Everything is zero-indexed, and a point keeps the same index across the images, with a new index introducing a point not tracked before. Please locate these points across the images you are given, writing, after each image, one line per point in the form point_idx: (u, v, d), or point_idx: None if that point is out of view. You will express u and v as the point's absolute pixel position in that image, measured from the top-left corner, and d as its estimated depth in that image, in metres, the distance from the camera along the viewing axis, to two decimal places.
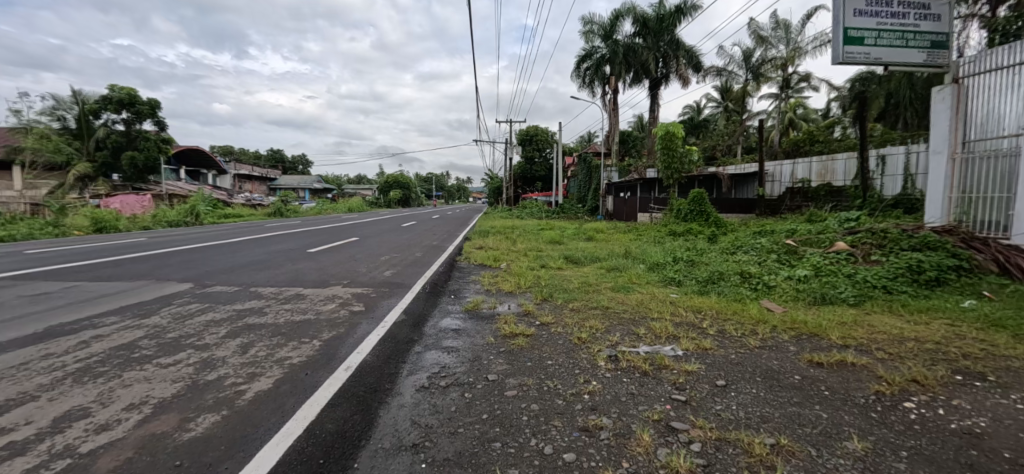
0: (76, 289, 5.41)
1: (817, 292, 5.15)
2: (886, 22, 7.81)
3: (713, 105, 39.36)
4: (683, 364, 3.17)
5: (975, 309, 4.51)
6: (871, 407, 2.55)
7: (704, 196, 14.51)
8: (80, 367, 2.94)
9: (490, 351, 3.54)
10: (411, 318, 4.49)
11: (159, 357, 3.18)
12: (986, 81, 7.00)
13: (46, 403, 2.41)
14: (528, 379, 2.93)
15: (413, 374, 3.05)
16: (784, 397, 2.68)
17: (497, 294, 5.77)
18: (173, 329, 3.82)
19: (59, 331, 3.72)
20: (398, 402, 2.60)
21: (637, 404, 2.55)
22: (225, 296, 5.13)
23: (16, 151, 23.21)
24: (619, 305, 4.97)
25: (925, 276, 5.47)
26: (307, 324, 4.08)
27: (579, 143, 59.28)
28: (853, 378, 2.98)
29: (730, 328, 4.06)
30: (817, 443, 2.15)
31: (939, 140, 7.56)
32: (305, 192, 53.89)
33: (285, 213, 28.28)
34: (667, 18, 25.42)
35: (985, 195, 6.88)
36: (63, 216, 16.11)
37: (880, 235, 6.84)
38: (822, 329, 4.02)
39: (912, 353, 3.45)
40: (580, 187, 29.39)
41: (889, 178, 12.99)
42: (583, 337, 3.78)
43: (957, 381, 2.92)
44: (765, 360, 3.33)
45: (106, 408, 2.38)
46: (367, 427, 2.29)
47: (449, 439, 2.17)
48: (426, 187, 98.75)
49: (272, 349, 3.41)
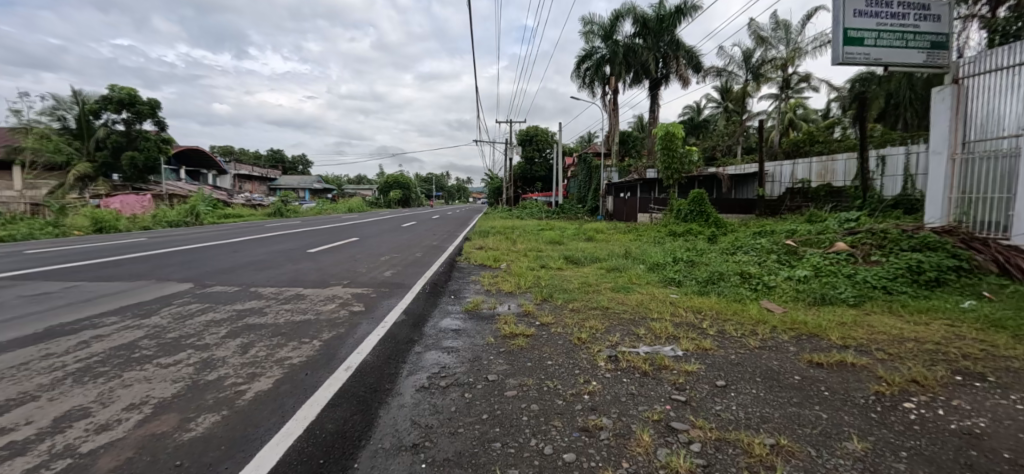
0: (76, 289, 5.41)
1: (817, 293, 5.16)
2: (885, 23, 7.81)
3: (713, 105, 39.37)
4: (683, 364, 3.17)
5: (975, 310, 4.52)
6: (871, 408, 2.55)
7: (704, 197, 14.52)
8: (80, 367, 2.93)
9: (490, 351, 3.54)
10: (412, 318, 4.50)
11: (160, 356, 3.18)
12: (986, 82, 7.01)
13: (46, 403, 2.41)
14: (528, 379, 2.94)
15: (413, 374, 3.05)
16: (784, 398, 2.68)
17: (497, 294, 5.77)
18: (174, 329, 3.82)
19: (59, 331, 3.72)
20: (398, 402, 2.60)
21: (637, 404, 2.55)
22: (224, 296, 5.14)
23: (16, 151, 23.21)
24: (619, 305, 4.97)
25: (925, 277, 5.47)
26: (307, 324, 4.08)
27: (579, 143, 59.28)
28: (853, 379, 2.98)
29: (730, 328, 4.06)
30: (817, 443, 2.15)
31: (939, 140, 7.56)
32: (305, 192, 53.91)
33: (285, 213, 28.29)
34: (667, 18, 25.43)
35: (985, 195, 6.88)
36: (63, 216, 16.10)
37: (881, 235, 6.84)
38: (822, 329, 4.02)
39: (911, 353, 3.45)
40: (580, 187, 29.41)
41: (889, 178, 12.99)
42: (583, 337, 3.78)
43: (957, 382, 2.92)
44: (765, 360, 3.33)
45: (106, 408, 2.38)
46: (367, 427, 2.29)
47: (449, 439, 2.17)
48: (426, 187, 98.72)
49: (273, 349, 3.41)
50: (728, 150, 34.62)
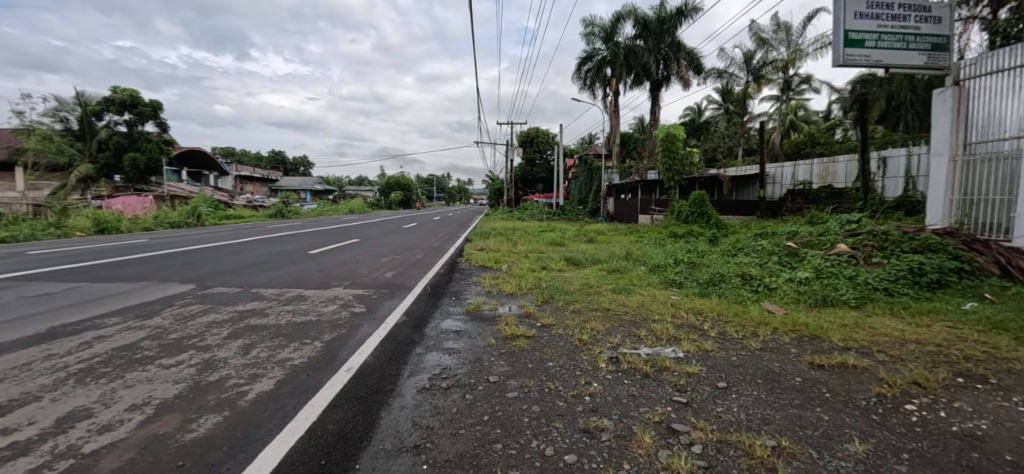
0: (78, 290, 5.44)
1: (818, 294, 5.17)
2: (886, 25, 7.83)
3: (713, 107, 39.42)
4: (684, 366, 3.17)
5: (977, 312, 4.51)
6: (873, 410, 2.55)
7: (705, 198, 14.50)
8: (82, 367, 2.95)
9: (491, 352, 3.55)
10: (412, 319, 4.51)
11: (162, 357, 3.20)
12: (987, 84, 7.01)
13: (48, 404, 2.42)
14: (529, 380, 2.94)
15: (414, 375, 3.05)
16: (785, 399, 2.68)
17: (498, 295, 5.79)
18: (176, 329, 3.85)
19: (62, 331, 3.75)
20: (400, 403, 2.61)
21: (638, 405, 2.55)
22: (225, 297, 5.15)
23: (19, 152, 23.32)
24: (620, 306, 4.98)
25: (927, 278, 5.47)
26: (308, 325, 4.10)
27: (579, 145, 59.19)
28: (855, 381, 2.98)
29: (731, 330, 4.07)
30: (818, 445, 2.15)
31: (939, 143, 7.56)
32: (306, 193, 53.98)
33: (287, 214, 28.40)
34: (667, 20, 25.50)
35: (986, 197, 6.89)
36: (66, 217, 16.18)
37: (882, 236, 6.85)
38: (823, 331, 4.03)
39: (914, 355, 3.45)
40: (580, 188, 29.58)
41: (890, 180, 13.00)
42: (584, 338, 3.80)
43: (959, 384, 2.92)
44: (766, 362, 3.34)
45: (109, 408, 2.39)
46: (368, 428, 2.30)
47: (450, 440, 2.18)
48: (426, 188, 98.53)
49: (274, 349, 3.42)
50: (729, 152, 34.56)
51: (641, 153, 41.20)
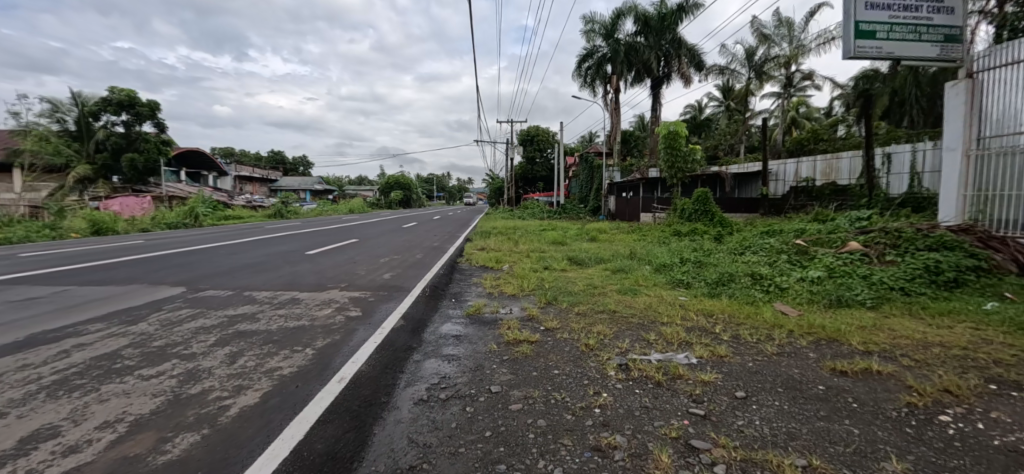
0: (65, 294, 5.25)
1: (832, 294, 4.98)
2: (898, 16, 7.59)
3: (714, 104, 39.28)
4: (699, 374, 2.97)
5: (999, 312, 4.30)
6: (905, 422, 2.36)
7: (709, 197, 14.22)
8: (56, 380, 2.75)
9: (492, 359, 3.35)
10: (411, 324, 4.30)
11: (143, 368, 2.99)
12: (1003, 77, 6.82)
13: (12, 422, 2.23)
14: (534, 390, 2.75)
15: (412, 386, 2.86)
16: (810, 411, 2.48)
17: (499, 297, 5.59)
18: (160, 337, 3.64)
19: (40, 339, 3.55)
20: (395, 416, 2.42)
21: (652, 419, 2.35)
22: (216, 301, 4.94)
23: (15, 154, 22.86)
24: (626, 308, 4.78)
25: (944, 277, 5.27)
26: (300, 331, 3.89)
27: (579, 143, 58.91)
28: (882, 389, 2.79)
29: (744, 333, 3.87)
30: (852, 464, 1.96)
31: (952, 138, 7.37)
32: (306, 193, 53.85)
33: (286, 214, 28.29)
34: (668, 16, 25.21)
35: (1003, 193, 6.65)
36: (62, 219, 15.90)
37: (894, 234, 6.62)
38: (842, 333, 3.83)
39: (939, 360, 3.25)
40: (580, 187, 29.56)
41: (894, 176, 12.82)
42: (591, 344, 3.59)
43: (993, 391, 2.72)
44: (785, 368, 3.14)
45: (78, 426, 2.20)
46: (361, 446, 2.11)
47: (449, 462, 1.98)
48: (427, 187, 97.37)
49: (263, 358, 3.22)
50: (730, 150, 34.43)
51: (641, 151, 41.05)
